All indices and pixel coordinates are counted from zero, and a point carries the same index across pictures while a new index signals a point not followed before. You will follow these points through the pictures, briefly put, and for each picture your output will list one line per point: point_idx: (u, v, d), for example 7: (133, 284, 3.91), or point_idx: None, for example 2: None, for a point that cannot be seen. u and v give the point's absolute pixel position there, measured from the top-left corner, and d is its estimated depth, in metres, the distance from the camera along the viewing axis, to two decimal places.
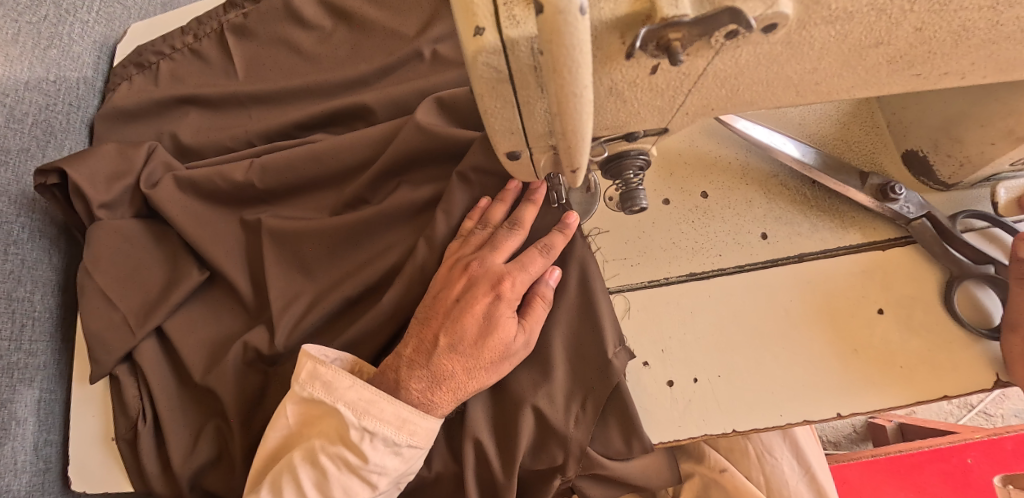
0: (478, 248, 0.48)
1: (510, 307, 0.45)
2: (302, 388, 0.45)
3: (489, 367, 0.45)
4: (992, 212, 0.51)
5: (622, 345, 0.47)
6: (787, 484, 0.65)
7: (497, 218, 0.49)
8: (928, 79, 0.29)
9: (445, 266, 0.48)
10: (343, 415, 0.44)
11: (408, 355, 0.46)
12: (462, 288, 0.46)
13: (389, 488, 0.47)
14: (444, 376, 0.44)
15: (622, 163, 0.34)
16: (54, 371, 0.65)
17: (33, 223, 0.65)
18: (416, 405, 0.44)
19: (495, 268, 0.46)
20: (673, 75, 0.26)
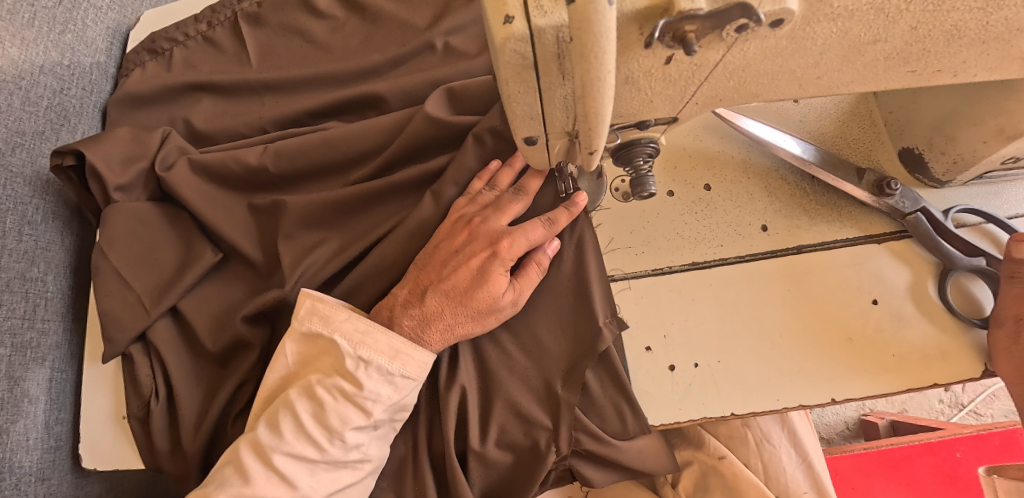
0: (482, 207, 0.50)
1: (504, 266, 0.47)
2: (301, 323, 0.47)
3: (476, 318, 0.47)
4: (984, 208, 0.53)
5: (612, 316, 0.48)
6: (784, 471, 0.66)
7: (505, 183, 0.50)
8: (923, 76, 0.31)
9: (449, 220, 0.50)
10: (339, 344, 0.46)
11: (404, 295, 0.48)
12: (462, 240, 0.48)
13: (386, 423, 0.47)
14: (433, 317, 0.47)
15: (633, 151, 0.36)
16: (65, 351, 0.66)
17: (47, 204, 0.66)
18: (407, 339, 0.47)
19: (495, 227, 0.48)
20: (685, 66, 0.28)
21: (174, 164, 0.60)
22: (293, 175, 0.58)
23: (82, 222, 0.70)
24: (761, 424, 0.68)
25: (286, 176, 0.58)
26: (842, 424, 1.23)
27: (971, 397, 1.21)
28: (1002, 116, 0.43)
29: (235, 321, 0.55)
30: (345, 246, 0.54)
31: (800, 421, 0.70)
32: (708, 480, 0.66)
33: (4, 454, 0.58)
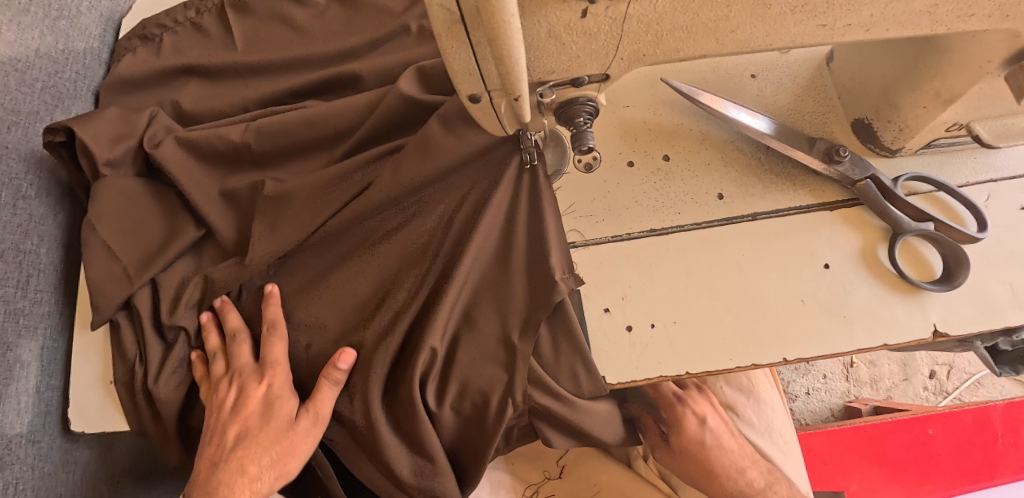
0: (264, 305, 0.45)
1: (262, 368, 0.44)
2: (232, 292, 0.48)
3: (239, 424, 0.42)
4: (936, 176, 0.54)
5: (570, 272, 0.50)
6: (746, 444, 0.68)
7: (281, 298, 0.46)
8: (835, 30, 0.33)
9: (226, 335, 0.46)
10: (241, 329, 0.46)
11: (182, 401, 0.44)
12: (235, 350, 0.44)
13: None
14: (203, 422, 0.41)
15: (573, 109, 0.38)
16: (56, 321, 0.69)
17: (41, 181, 0.69)
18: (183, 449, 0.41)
19: None
20: (601, 18, 0.30)
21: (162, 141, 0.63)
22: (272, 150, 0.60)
23: (75, 200, 0.73)
24: (725, 395, 0.71)
25: (265, 150, 0.60)
26: (827, 411, 1.22)
27: (956, 384, 1.21)
28: (936, 81, 0.44)
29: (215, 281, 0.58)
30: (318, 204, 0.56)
31: (765, 393, 0.73)
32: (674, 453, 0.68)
33: None
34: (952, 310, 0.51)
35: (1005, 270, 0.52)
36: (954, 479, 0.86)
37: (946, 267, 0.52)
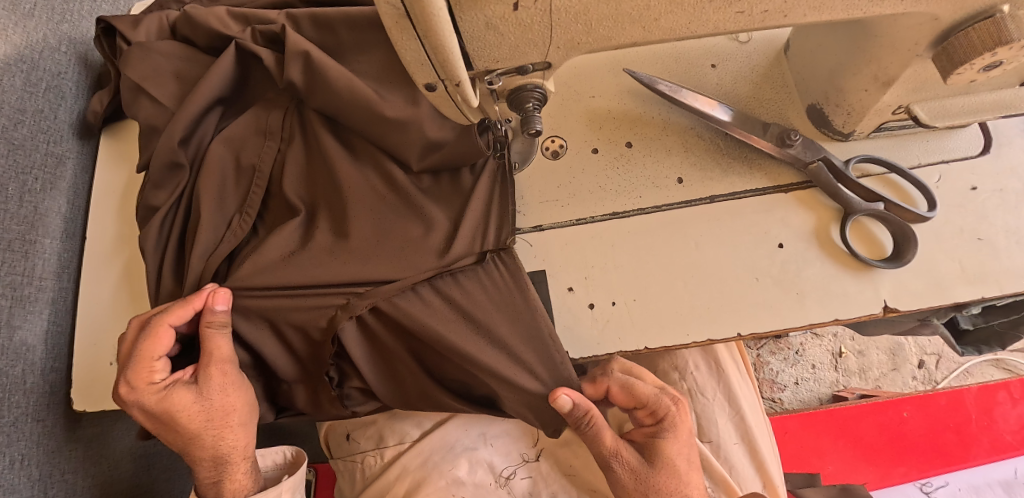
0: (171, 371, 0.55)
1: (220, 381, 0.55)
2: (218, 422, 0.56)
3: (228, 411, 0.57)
4: (887, 159, 0.57)
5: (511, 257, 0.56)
6: (715, 422, 0.70)
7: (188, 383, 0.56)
8: (755, 16, 0.37)
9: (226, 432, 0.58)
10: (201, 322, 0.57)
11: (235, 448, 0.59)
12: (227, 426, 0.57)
13: None
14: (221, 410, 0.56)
15: (522, 96, 0.41)
16: (62, 307, 0.73)
17: (45, 175, 0.73)
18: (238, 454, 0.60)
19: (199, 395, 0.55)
20: (533, 11, 0.33)
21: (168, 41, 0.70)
22: (279, 145, 0.64)
23: (80, 193, 0.77)
24: (696, 378, 0.72)
25: (265, 144, 0.64)
26: (815, 400, 1.18)
27: (944, 374, 1.19)
28: (873, 64, 0.47)
29: (210, 263, 0.60)
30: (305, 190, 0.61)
31: (739, 378, 0.73)
32: None
33: (4, 395, 0.65)
34: (902, 286, 0.53)
35: (954, 248, 0.54)
36: (928, 461, 0.89)
37: (896, 246, 0.55)
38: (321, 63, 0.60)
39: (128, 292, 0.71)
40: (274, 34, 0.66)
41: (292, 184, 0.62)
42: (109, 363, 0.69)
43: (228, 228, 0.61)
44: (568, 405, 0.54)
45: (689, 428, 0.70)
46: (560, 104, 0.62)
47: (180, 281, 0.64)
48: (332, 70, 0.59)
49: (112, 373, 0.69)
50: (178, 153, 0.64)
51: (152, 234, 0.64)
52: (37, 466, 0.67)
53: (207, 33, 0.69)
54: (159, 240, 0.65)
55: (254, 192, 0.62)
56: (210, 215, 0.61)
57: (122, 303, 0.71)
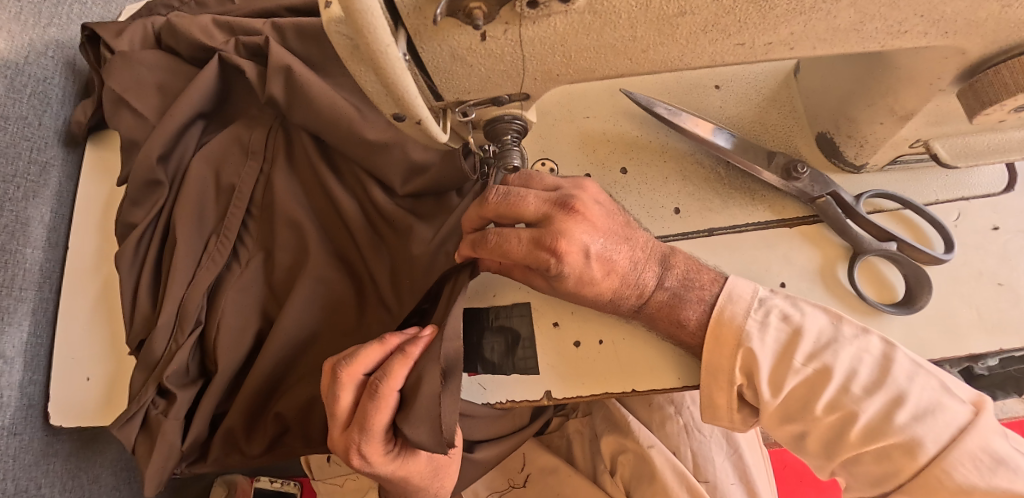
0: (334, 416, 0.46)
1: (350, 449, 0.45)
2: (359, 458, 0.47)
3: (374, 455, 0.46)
4: (901, 193, 0.52)
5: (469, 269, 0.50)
6: (712, 461, 0.64)
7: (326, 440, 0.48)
8: (756, 48, 0.33)
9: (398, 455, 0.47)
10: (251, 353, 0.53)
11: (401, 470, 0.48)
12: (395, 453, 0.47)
13: None
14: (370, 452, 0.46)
15: (499, 127, 0.38)
16: (43, 318, 0.72)
17: (28, 183, 0.71)
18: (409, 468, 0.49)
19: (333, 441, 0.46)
20: (503, 42, 0.30)
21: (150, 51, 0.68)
22: (262, 164, 0.63)
23: (65, 201, 0.76)
24: (693, 413, 0.66)
25: (248, 163, 0.63)
26: None
27: None
28: (890, 96, 0.43)
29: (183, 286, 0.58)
30: (287, 209, 0.59)
31: None
32: (639, 470, 0.63)
33: None
34: (913, 333, 0.49)
35: (972, 293, 0.50)
36: None
37: (908, 288, 0.50)
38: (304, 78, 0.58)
39: (108, 305, 0.70)
40: (257, 45, 0.64)
41: (274, 202, 0.60)
42: (85, 379, 0.67)
43: (208, 250, 0.60)
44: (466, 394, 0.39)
45: (684, 466, 0.63)
46: (552, 124, 0.59)
47: (156, 304, 0.62)
48: (313, 86, 0.58)
49: (88, 389, 0.67)
50: (156, 170, 0.63)
51: (127, 253, 0.62)
52: (11, 482, 0.66)
53: (191, 43, 0.67)
54: (135, 258, 0.63)
55: (235, 213, 0.62)
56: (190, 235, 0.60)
57: (101, 316, 0.69)
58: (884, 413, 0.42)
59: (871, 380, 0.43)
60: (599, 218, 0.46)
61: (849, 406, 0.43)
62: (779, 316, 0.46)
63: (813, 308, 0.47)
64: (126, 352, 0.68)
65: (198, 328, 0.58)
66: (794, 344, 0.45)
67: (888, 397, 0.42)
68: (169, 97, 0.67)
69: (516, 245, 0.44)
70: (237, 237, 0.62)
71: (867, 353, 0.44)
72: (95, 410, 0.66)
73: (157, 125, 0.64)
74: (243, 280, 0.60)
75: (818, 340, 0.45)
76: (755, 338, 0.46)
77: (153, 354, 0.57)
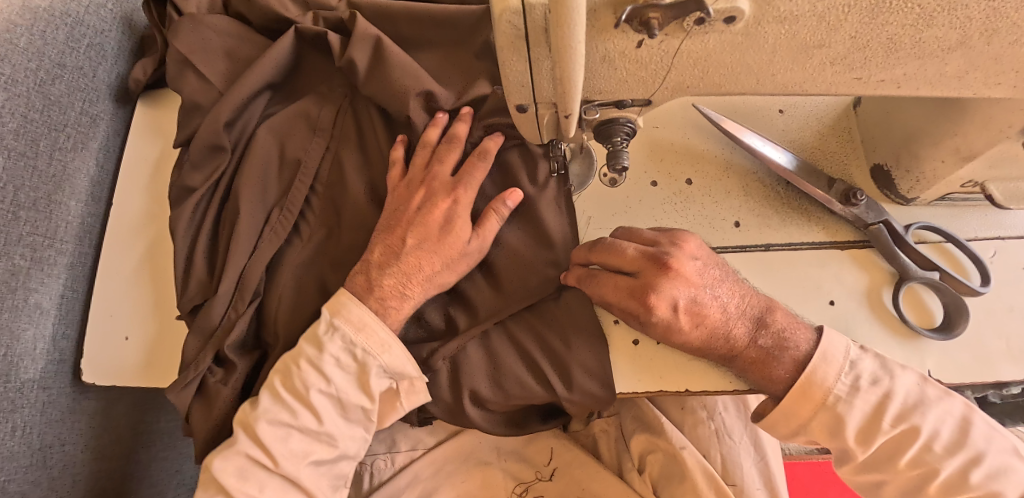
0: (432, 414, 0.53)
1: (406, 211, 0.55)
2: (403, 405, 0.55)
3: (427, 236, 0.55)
4: (945, 228, 0.56)
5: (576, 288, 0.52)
6: (741, 466, 0.70)
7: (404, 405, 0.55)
8: (869, 84, 0.36)
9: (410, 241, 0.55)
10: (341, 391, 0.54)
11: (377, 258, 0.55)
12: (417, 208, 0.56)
13: None
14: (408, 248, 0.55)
15: (612, 128, 0.40)
16: (80, 273, 0.70)
17: (78, 135, 0.70)
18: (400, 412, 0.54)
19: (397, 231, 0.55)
20: (654, 51, 0.32)
21: (220, 16, 0.68)
22: (329, 142, 0.63)
23: (109, 157, 0.75)
24: (724, 419, 0.73)
25: (314, 140, 0.62)
26: None
27: None
28: (958, 137, 0.47)
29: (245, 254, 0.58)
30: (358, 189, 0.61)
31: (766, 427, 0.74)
32: (670, 467, 0.71)
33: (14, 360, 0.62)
34: (947, 359, 0.53)
35: (1001, 326, 0.54)
36: None
37: (947, 316, 0.54)
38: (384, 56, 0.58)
39: (151, 267, 0.69)
40: (336, 21, 0.64)
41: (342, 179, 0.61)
42: (124, 338, 0.67)
43: (270, 221, 0.60)
44: None
45: (712, 467, 0.70)
46: None
47: (212, 271, 0.62)
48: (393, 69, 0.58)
49: (127, 348, 0.66)
50: (221, 135, 0.61)
51: (184, 217, 0.62)
52: (38, 436, 0.65)
53: (263, 12, 0.67)
54: (191, 223, 0.63)
55: (299, 188, 0.61)
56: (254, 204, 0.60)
57: (143, 278, 0.69)
58: (961, 470, 0.48)
59: (952, 441, 0.49)
60: (693, 274, 0.50)
61: (931, 463, 0.48)
62: (867, 376, 0.49)
63: (903, 370, 0.50)
64: (168, 315, 0.68)
65: (256, 299, 0.59)
66: (882, 409, 0.49)
67: (968, 455, 0.48)
68: (236, 64, 0.67)
69: (628, 255, 0.50)
70: (299, 213, 0.61)
71: (945, 413, 0.49)
72: (134, 370, 0.66)
73: (225, 92, 0.64)
74: (301, 254, 0.61)
75: (906, 404, 0.49)
76: (844, 402, 0.50)
77: (211, 322, 0.57)
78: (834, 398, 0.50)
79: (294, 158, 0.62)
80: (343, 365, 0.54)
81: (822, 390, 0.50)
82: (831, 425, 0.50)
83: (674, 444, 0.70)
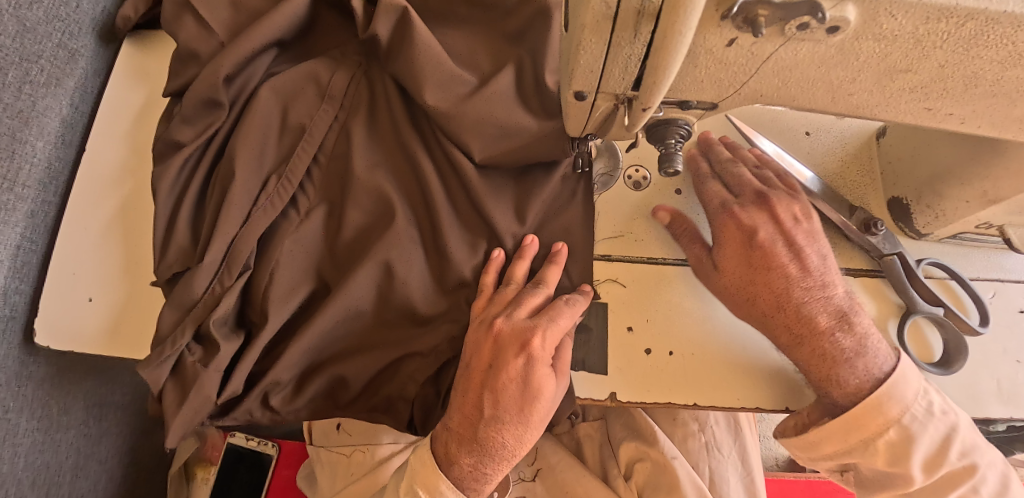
0: (445, 433, 0.50)
1: (540, 364, 0.47)
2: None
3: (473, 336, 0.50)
4: (950, 266, 0.58)
5: (574, 296, 0.52)
6: (727, 478, 0.71)
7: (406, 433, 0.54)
8: (936, 116, 0.35)
9: (473, 325, 0.51)
10: None
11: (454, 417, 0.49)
12: (483, 317, 0.51)
13: None
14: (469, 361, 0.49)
15: (667, 129, 0.38)
16: (42, 224, 0.63)
17: (53, 69, 0.63)
18: (438, 458, 0.50)
19: (519, 327, 0.48)
20: (742, 52, 0.30)
21: None
22: (338, 111, 0.58)
23: (85, 98, 0.68)
24: (715, 432, 0.73)
25: (323, 106, 0.58)
26: (772, 460, 1.12)
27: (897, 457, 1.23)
28: (987, 180, 0.47)
29: (237, 222, 0.54)
30: (366, 164, 0.57)
31: (750, 441, 0.75)
32: (656, 477, 0.70)
33: None
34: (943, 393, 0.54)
35: (996, 367, 0.55)
36: None
37: (944, 352, 0.55)
38: (414, 27, 0.55)
39: (126, 225, 0.63)
40: None
41: (351, 151, 0.57)
42: (88, 300, 0.61)
43: (268, 187, 0.55)
44: (464, 454, 0.49)
45: (700, 480, 0.70)
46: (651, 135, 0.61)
47: (195, 237, 0.56)
48: (421, 39, 0.55)
49: (90, 311, 0.60)
50: (220, 90, 0.56)
51: (170, 175, 0.56)
52: None
53: None
54: (177, 182, 0.57)
55: (301, 156, 0.57)
56: (251, 168, 0.55)
57: (115, 236, 0.62)
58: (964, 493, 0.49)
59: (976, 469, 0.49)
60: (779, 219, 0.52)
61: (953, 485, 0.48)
62: (923, 409, 0.47)
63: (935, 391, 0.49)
64: (141, 279, 0.62)
65: (245, 272, 0.54)
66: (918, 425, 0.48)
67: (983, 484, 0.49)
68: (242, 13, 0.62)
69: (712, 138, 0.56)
70: (299, 184, 0.57)
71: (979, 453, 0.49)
72: (98, 335, 0.60)
73: (228, 43, 0.59)
74: (297, 228, 0.56)
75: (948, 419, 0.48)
76: (889, 405, 0.47)
77: (192, 294, 0.52)
78: None
79: (299, 124, 0.57)
80: None
81: (898, 409, 0.47)
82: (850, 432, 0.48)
83: (660, 456, 0.70)
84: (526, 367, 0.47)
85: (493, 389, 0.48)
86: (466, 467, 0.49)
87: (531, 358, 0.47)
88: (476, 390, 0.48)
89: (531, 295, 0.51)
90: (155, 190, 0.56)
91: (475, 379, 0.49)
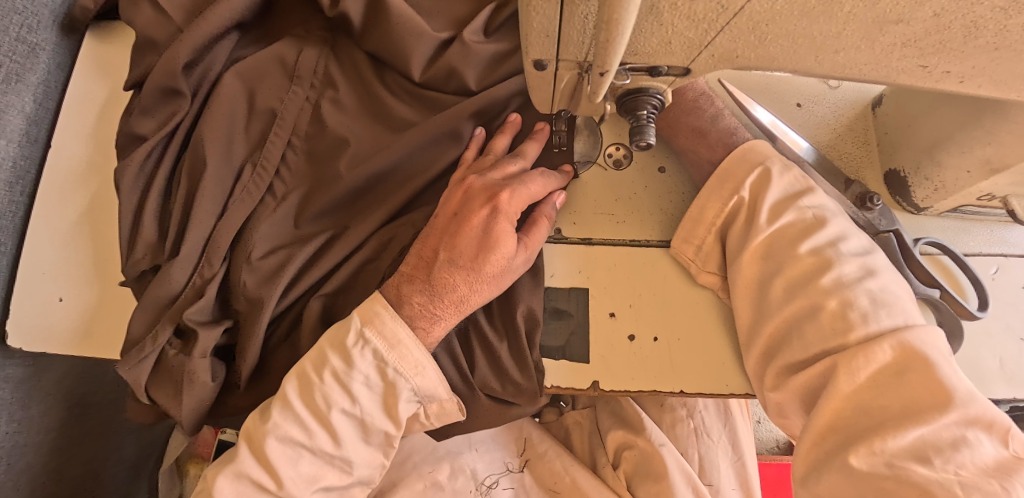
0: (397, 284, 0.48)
1: (507, 221, 0.47)
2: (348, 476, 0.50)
3: (451, 187, 0.50)
4: (947, 241, 0.55)
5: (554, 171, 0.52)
6: (718, 465, 0.69)
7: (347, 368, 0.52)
8: (931, 74, 0.32)
9: (456, 179, 0.51)
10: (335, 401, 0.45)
11: (409, 269, 0.48)
12: (461, 177, 0.51)
13: None
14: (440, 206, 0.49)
15: (638, 99, 0.35)
16: (9, 224, 0.61)
17: (12, 64, 0.60)
18: (388, 299, 0.48)
19: (492, 181, 0.48)
20: (711, 5, 0.27)
21: None
22: (309, 93, 0.56)
23: (49, 93, 0.65)
24: (705, 418, 0.71)
25: (291, 88, 0.55)
26: (771, 440, 1.08)
27: None
28: (989, 146, 0.44)
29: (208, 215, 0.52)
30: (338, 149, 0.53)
31: (742, 424, 0.73)
32: (645, 465, 0.68)
33: None
34: None
35: (1000, 344, 0.52)
36: None
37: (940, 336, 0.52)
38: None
39: (94, 222, 0.61)
40: None
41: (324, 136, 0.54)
42: (57, 300, 0.59)
43: (241, 177, 0.53)
44: (410, 296, 0.47)
45: (690, 467, 0.68)
46: None
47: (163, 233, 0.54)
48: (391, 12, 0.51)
49: (60, 312, 0.59)
50: (180, 78, 0.54)
51: (131, 169, 0.54)
52: None
53: None
54: (141, 176, 0.55)
55: (275, 142, 0.54)
56: (217, 159, 0.53)
57: (83, 233, 0.61)
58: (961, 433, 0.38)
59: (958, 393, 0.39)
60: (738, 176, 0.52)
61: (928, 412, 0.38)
62: (853, 273, 0.44)
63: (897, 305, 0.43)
64: (111, 278, 0.60)
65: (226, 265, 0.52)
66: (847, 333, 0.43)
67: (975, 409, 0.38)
68: None
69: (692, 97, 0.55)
70: (275, 172, 0.54)
71: (957, 374, 0.40)
72: (68, 338, 0.58)
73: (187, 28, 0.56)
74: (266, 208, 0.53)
75: (885, 292, 0.44)
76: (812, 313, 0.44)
77: (171, 288, 0.51)
78: (858, 315, 0.42)
79: (268, 109, 0.55)
80: (370, 384, 0.46)
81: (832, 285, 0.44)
82: (792, 292, 0.46)
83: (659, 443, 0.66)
84: (490, 217, 0.47)
85: (454, 234, 0.47)
86: (416, 306, 0.46)
87: (496, 209, 0.47)
88: (440, 229, 0.48)
89: (508, 162, 0.50)
90: (117, 184, 0.54)
91: (440, 224, 0.48)
